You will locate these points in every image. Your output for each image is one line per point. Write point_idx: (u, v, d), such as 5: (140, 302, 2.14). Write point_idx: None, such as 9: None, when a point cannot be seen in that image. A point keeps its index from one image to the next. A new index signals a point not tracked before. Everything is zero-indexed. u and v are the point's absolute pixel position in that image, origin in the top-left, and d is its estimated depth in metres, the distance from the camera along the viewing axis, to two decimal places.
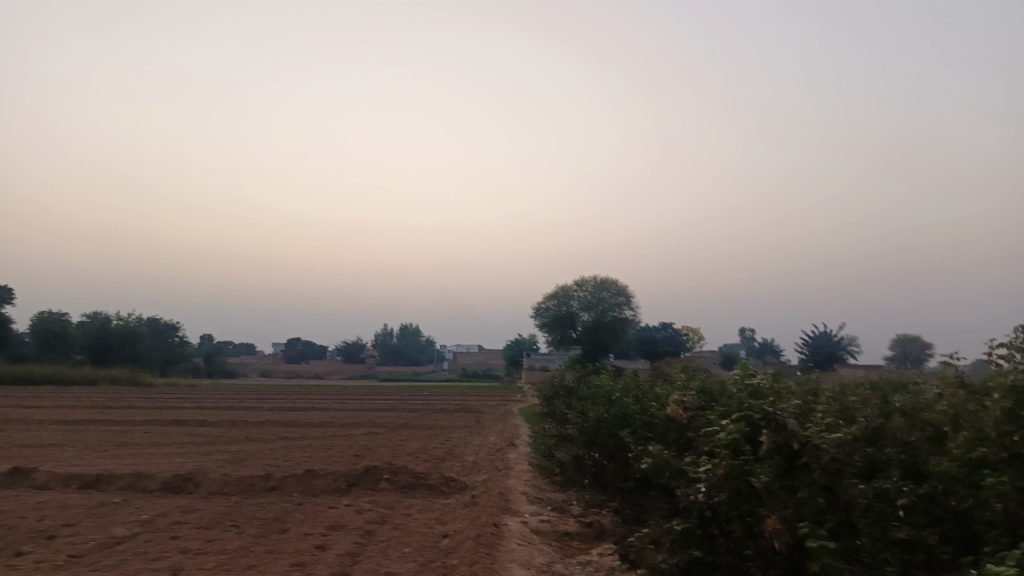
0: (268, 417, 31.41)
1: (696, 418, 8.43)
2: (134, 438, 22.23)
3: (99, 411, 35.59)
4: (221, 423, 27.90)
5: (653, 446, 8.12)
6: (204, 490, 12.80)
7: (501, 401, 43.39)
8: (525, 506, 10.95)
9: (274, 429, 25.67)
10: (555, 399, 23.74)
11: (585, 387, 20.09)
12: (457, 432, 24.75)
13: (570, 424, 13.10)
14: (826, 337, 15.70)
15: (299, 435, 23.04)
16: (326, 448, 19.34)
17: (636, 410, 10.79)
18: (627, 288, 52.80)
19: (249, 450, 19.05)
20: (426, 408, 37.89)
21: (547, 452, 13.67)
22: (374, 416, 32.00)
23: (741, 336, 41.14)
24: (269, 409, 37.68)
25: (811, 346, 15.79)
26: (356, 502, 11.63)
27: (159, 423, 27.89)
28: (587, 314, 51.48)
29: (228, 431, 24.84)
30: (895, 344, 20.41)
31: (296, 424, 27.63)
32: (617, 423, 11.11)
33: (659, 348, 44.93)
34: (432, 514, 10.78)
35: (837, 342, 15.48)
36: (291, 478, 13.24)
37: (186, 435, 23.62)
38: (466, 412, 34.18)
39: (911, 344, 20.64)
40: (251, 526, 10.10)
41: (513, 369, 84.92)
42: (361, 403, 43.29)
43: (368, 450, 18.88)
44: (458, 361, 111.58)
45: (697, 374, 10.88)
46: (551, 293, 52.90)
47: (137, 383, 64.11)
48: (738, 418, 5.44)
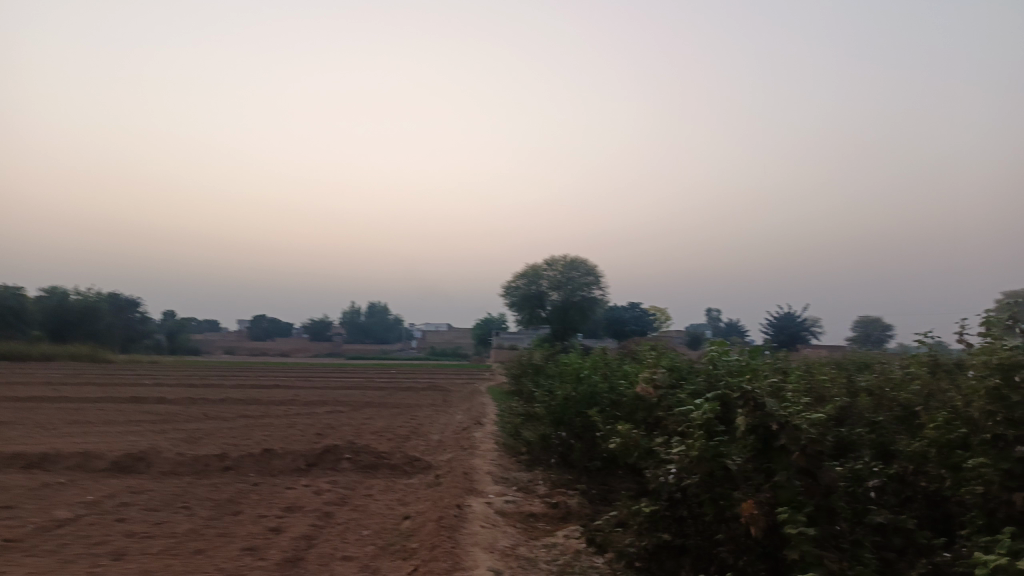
0: (231, 394, 30.78)
1: (665, 396, 8.21)
2: (87, 415, 21.47)
3: (52, 388, 34.43)
4: (181, 400, 27.23)
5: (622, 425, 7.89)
6: (156, 470, 12.29)
7: (468, 379, 43.23)
8: (490, 486, 10.68)
9: (236, 407, 25.08)
10: (523, 377, 23.55)
11: (554, 366, 19.90)
12: (423, 411, 24.42)
13: (538, 403, 12.85)
14: (790, 318, 15.45)
15: (261, 414, 22.49)
16: (287, 427, 18.87)
17: (603, 388, 10.55)
18: (596, 268, 52.77)
19: (207, 429, 18.50)
20: (393, 386, 37.52)
21: (513, 431, 13.40)
22: (340, 394, 31.50)
23: (707, 316, 41.42)
24: (232, 386, 36.92)
25: (774, 328, 15.57)
26: (315, 482, 11.24)
27: (116, 400, 27.09)
28: (556, 294, 51.58)
29: (187, 409, 24.20)
30: (856, 326, 20.23)
31: (259, 402, 27.10)
32: (585, 401, 10.88)
33: (627, 328, 45.09)
34: (394, 494, 10.45)
35: (802, 323, 15.22)
36: (248, 458, 12.79)
37: (142, 412, 22.94)
38: (434, 391, 33.90)
39: (873, 324, 20.05)
40: (203, 508, 9.67)
41: (482, 349, 84.87)
42: (328, 381, 42.74)
43: (332, 429, 18.45)
44: (427, 339, 111.20)
45: (667, 353, 10.69)
46: (521, 272, 52.77)
47: (96, 360, 62.50)
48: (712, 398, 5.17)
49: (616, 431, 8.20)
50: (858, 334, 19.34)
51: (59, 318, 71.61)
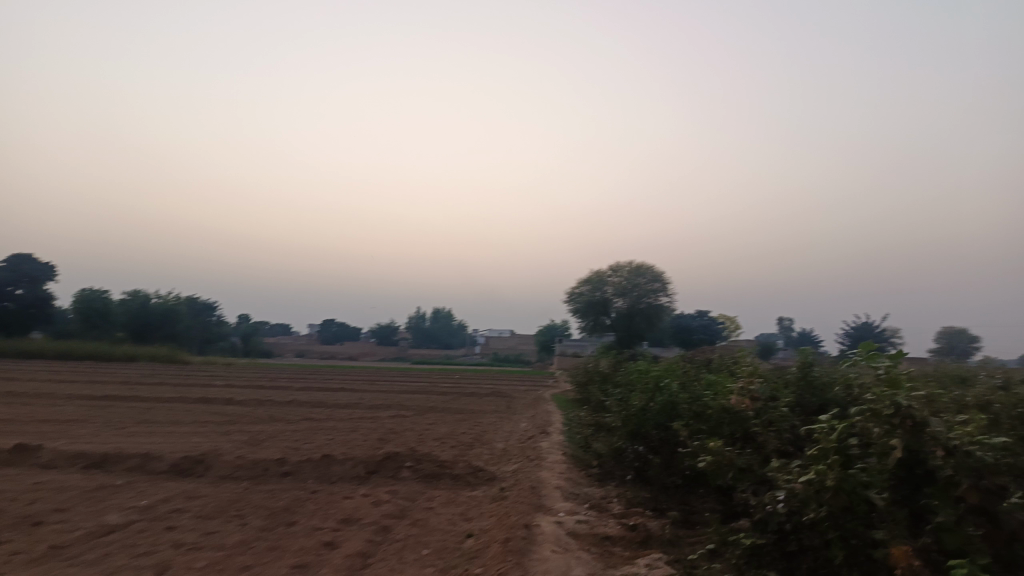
0: (296, 397, 30.80)
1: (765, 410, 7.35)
2: (156, 415, 21.66)
3: (127, 388, 35.42)
4: (247, 402, 27.38)
5: (713, 441, 7.00)
6: (214, 474, 11.93)
7: (532, 386, 42.30)
8: (559, 503, 9.84)
9: (300, 409, 24.97)
10: (589, 384, 22.57)
11: (623, 373, 18.86)
12: (487, 417, 23.67)
13: (610, 413, 11.95)
14: (868, 327, 14.16)
15: (324, 417, 22.23)
16: (349, 431, 18.46)
17: (685, 399, 9.63)
18: (664, 274, 51.07)
19: (270, 431, 18.28)
20: (457, 391, 36.96)
21: (583, 443, 12.50)
22: (403, 399, 31.14)
23: (780, 325, 39.41)
24: (298, 389, 37.17)
25: (853, 337, 14.27)
26: (374, 492, 10.62)
27: (186, 401, 27.44)
28: (620, 301, 49.75)
29: (253, 410, 24.21)
30: (939, 336, 18.48)
31: (324, 405, 26.94)
32: (665, 412, 9.98)
33: (695, 337, 43.33)
34: (457, 508, 9.73)
35: (881, 331, 13.81)
36: (307, 463, 12.30)
37: (209, 413, 23.05)
38: (498, 397, 33.17)
39: (957, 335, 18.28)
40: (256, 517, 9.16)
41: (545, 356, 83.85)
42: (393, 385, 42.66)
43: (393, 434, 17.93)
44: (490, 345, 110.81)
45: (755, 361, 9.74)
46: (584, 279, 51.48)
47: (173, 362, 64.50)
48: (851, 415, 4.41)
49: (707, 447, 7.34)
50: (942, 344, 17.62)
51: (141, 320, 74.42)
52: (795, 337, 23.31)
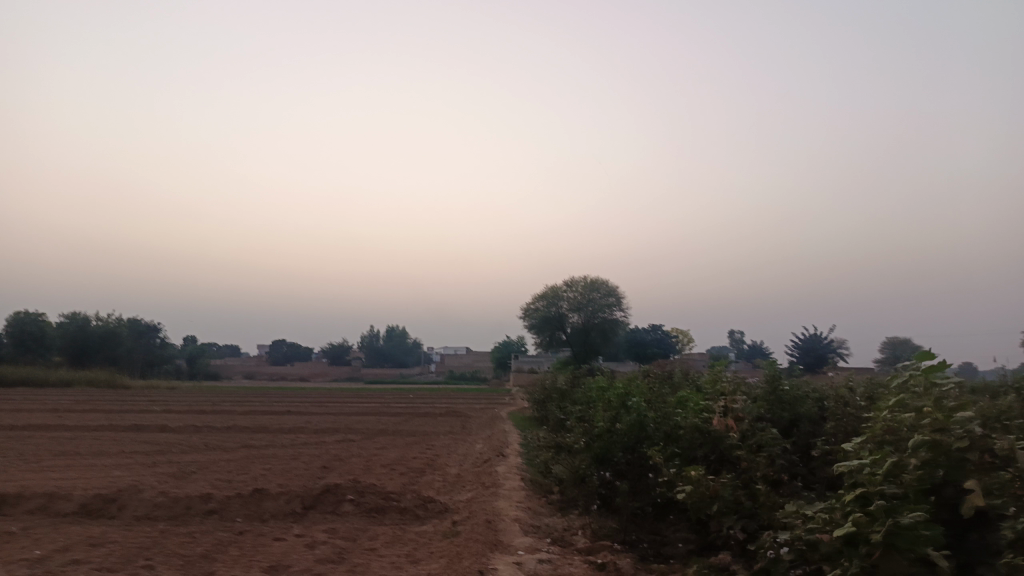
0: (238, 422, 29.06)
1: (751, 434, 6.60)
2: (79, 447, 19.87)
3: (56, 415, 33.00)
4: (183, 429, 25.63)
5: (693, 469, 6.18)
6: (129, 515, 10.56)
7: (488, 404, 41.18)
8: (518, 539, 8.80)
9: (240, 436, 23.37)
10: (546, 402, 21.64)
11: (580, 390, 18.02)
12: (440, 439, 22.51)
13: (571, 433, 11.01)
14: (816, 338, 13.52)
15: (265, 444, 20.77)
16: (290, 460, 17.12)
17: (656, 420, 8.80)
18: (617, 288, 50.68)
19: (202, 462, 16.80)
20: (409, 412, 35.61)
21: (542, 467, 11.49)
22: (352, 421, 29.70)
23: (731, 337, 39.25)
24: (243, 413, 35.31)
25: (800, 349, 13.62)
26: (309, 532, 9.44)
27: (117, 429, 25.55)
28: (576, 316, 49.53)
29: (188, 439, 22.52)
30: (883, 347, 18.11)
31: (267, 430, 25.31)
32: (632, 434, 9.07)
33: (649, 351, 42.89)
34: (403, 549, 8.62)
35: (829, 342, 13.24)
36: (236, 499, 11.02)
37: (140, 442, 21.34)
38: (452, 417, 31.95)
39: (902, 346, 17.92)
40: (168, 568, 7.90)
41: (500, 373, 82.79)
42: (342, 407, 41.00)
43: (338, 462, 16.67)
44: (445, 363, 109.18)
45: (724, 372, 9.01)
46: (539, 295, 50.31)
47: (113, 386, 61.36)
48: (915, 448, 4.40)
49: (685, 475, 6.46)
50: (888, 353, 17.22)
51: (79, 344, 70.93)
52: (747, 349, 22.82)
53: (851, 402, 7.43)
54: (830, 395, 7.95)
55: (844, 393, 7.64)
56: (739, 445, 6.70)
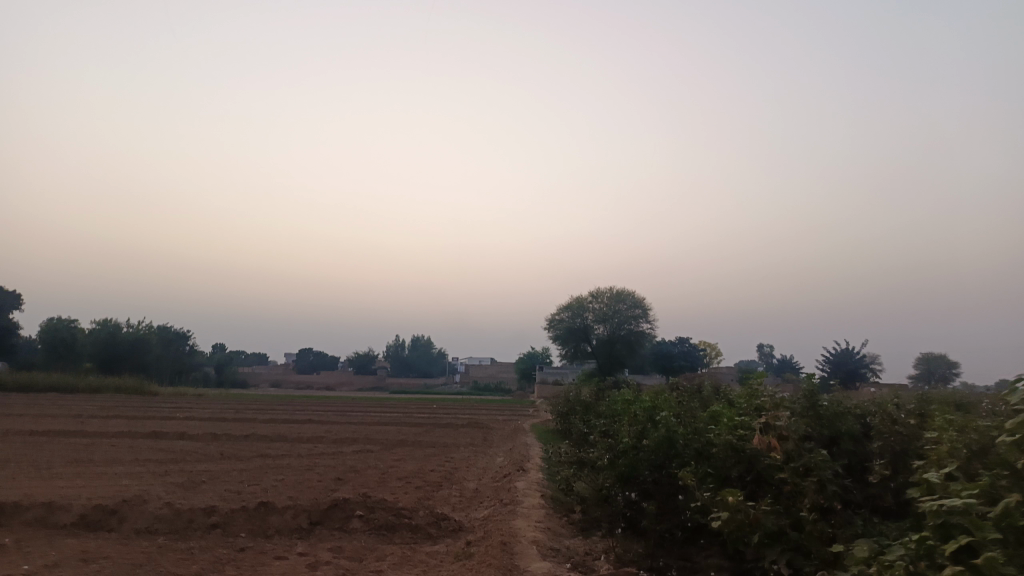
0: (258, 430, 28.71)
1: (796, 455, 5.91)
2: (95, 454, 19.58)
3: (79, 421, 33.05)
4: (201, 437, 25.33)
5: (732, 493, 5.51)
6: (128, 528, 10.09)
7: (512, 416, 40.44)
8: (535, 563, 8.13)
9: (257, 445, 22.96)
10: (570, 415, 20.92)
11: (606, 402, 17.28)
12: (460, 452, 21.87)
13: (595, 448, 10.37)
14: (847, 353, 12.74)
15: (282, 454, 20.32)
16: (304, 471, 16.61)
17: (687, 437, 8.14)
18: (644, 300, 49.63)
19: (214, 472, 16.37)
20: (432, 422, 35.04)
21: (563, 485, 10.80)
22: (373, 432, 29.20)
23: (760, 351, 37.99)
24: (264, 421, 35.04)
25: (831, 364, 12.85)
26: (313, 550, 8.86)
27: (136, 436, 25.31)
28: (602, 327, 48.63)
29: (205, 447, 22.16)
30: (917, 361, 17.14)
31: (285, 439, 24.92)
32: (659, 452, 8.34)
33: (676, 364, 41.81)
34: (411, 571, 8.01)
35: (860, 357, 12.39)
36: (240, 513, 10.50)
37: (156, 450, 21.00)
38: (474, 429, 31.27)
39: (938, 361, 16.97)
40: None
41: (524, 384, 81.99)
42: (365, 416, 40.55)
43: (353, 474, 16.13)
44: (470, 374, 108.65)
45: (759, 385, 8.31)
46: (564, 305, 49.64)
47: (141, 393, 61.66)
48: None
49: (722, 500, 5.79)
50: (921, 370, 16.22)
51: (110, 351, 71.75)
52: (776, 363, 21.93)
53: (901, 418, 6.78)
54: (873, 410, 7.28)
55: (889, 409, 6.99)
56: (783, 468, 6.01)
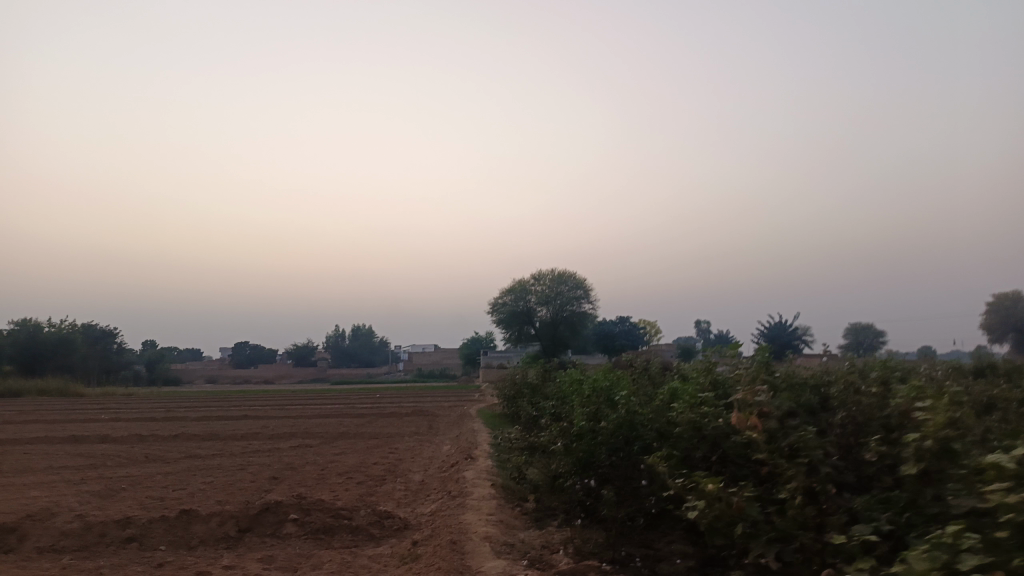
0: (189, 430, 27.17)
1: (780, 433, 5.36)
2: (4, 463, 17.95)
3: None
4: (126, 439, 23.69)
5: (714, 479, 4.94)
6: (29, 547, 8.95)
7: (456, 402, 39.73)
8: (488, 562, 7.45)
9: (187, 445, 21.58)
10: (517, 399, 20.34)
11: (553, 384, 16.75)
12: (405, 442, 21.07)
13: (547, 432, 9.79)
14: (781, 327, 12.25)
15: (213, 453, 19.09)
16: (236, 471, 15.52)
17: (648, 417, 7.62)
18: (585, 281, 49.71)
19: (137, 477, 15.09)
20: (375, 412, 34.04)
21: (515, 472, 10.14)
22: (313, 425, 28.05)
23: (699, 327, 38.32)
24: (197, 419, 33.29)
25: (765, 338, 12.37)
26: (241, 562, 7.97)
27: (53, 441, 23.49)
28: (545, 310, 48.27)
29: (129, 450, 20.66)
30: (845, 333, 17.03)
31: (219, 438, 23.58)
32: (618, 435, 7.79)
33: (617, 344, 41.95)
34: None
35: (795, 330, 12.00)
36: (160, 523, 9.48)
37: (74, 456, 19.45)
38: (418, 417, 30.42)
39: (863, 332, 16.90)
40: None
41: (469, 369, 81.46)
42: (304, 409, 39.12)
43: (290, 471, 15.16)
44: (413, 361, 107.49)
45: (714, 362, 7.82)
46: (507, 288, 49.15)
47: (66, 395, 58.31)
48: None
49: (701, 486, 5.21)
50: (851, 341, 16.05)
51: (32, 353, 67.54)
52: (718, 340, 21.80)
53: (863, 387, 6.44)
54: (834, 380, 6.95)
55: (852, 379, 6.65)
56: (764, 449, 5.36)
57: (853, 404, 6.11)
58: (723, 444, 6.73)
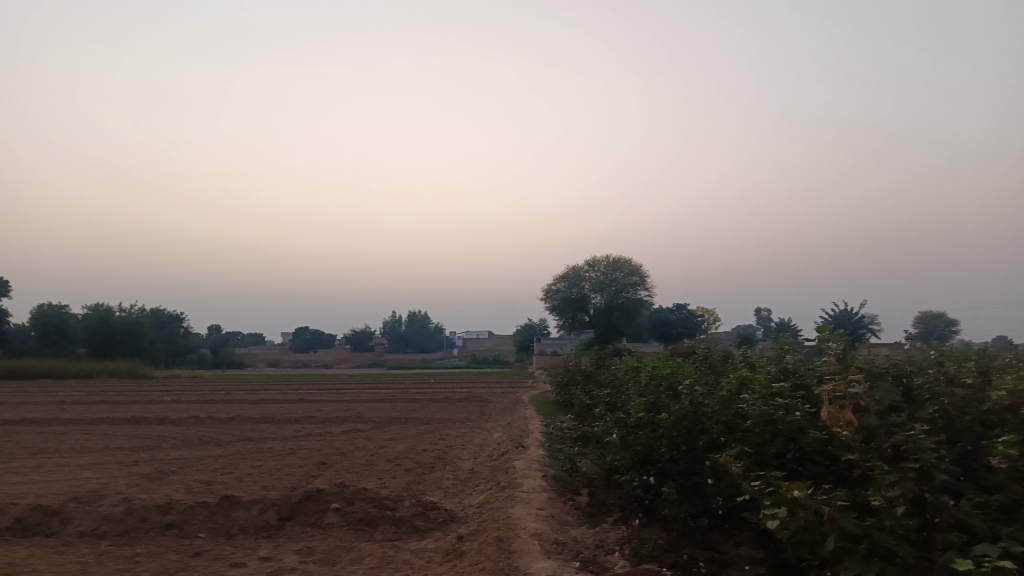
0: (245, 412, 27.44)
1: (878, 432, 4.60)
2: (65, 444, 18.27)
3: (59, 408, 31.66)
4: (184, 421, 24.01)
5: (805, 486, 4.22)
6: (70, 532, 8.80)
7: (509, 389, 39.33)
8: (538, 562, 6.87)
9: (241, 427, 21.69)
10: (571, 386, 19.71)
11: (607, 372, 16.05)
12: (456, 428, 20.69)
13: (601, 422, 9.15)
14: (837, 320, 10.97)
15: (265, 437, 19.05)
16: (285, 455, 15.35)
17: (714, 409, 6.91)
18: (641, 267, 48.59)
19: (188, 459, 15.07)
20: (428, 398, 33.89)
21: (567, 465, 9.53)
22: (366, 410, 28.01)
23: (758, 314, 36.81)
24: (254, 402, 33.67)
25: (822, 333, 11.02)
26: (278, 554, 7.60)
27: (114, 422, 23.95)
28: (599, 297, 47.39)
29: (185, 432, 20.84)
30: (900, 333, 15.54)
31: (273, 421, 23.70)
32: (681, 428, 7.09)
33: (674, 331, 40.79)
34: None
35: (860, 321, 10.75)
36: (201, 509, 9.24)
37: (132, 437, 19.70)
38: (471, 403, 30.06)
39: None
40: None
41: (522, 355, 81.16)
42: (359, 394, 39.26)
43: (339, 457, 14.91)
44: (467, 347, 107.67)
45: (784, 349, 7.06)
46: (561, 274, 48.56)
47: (135, 377, 60.31)
48: None
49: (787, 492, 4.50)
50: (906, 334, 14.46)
51: (104, 336, 70.00)
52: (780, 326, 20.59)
53: (957, 377, 5.66)
54: (926, 369, 6.13)
55: (950, 368, 5.83)
56: (858, 450, 4.61)
57: (943, 398, 5.37)
58: (800, 441, 6.01)
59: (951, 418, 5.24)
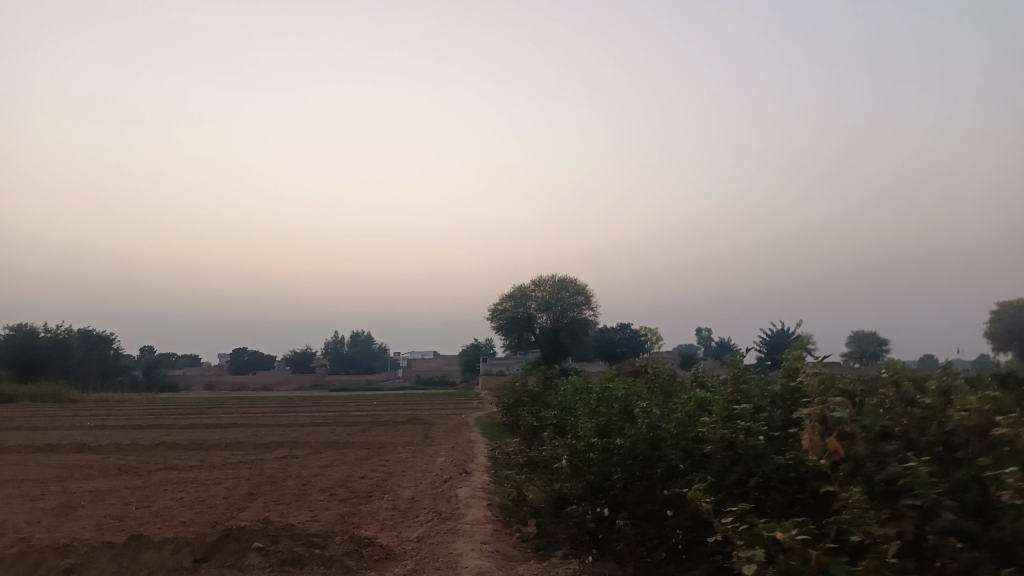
0: (175, 438, 25.87)
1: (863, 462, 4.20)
2: None
3: None
4: (105, 448, 22.39)
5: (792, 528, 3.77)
6: None
7: (454, 410, 38.45)
8: None
9: (167, 455, 20.30)
10: (517, 408, 19.11)
11: (554, 393, 15.53)
12: (397, 452, 19.83)
13: (549, 447, 8.57)
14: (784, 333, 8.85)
15: (192, 465, 17.80)
16: (212, 485, 14.27)
17: (671, 434, 6.42)
18: (587, 287, 48.56)
19: (102, 491, 13.84)
20: (370, 420, 32.75)
21: (513, 493, 8.91)
22: (304, 434, 26.76)
23: (700, 335, 36.96)
24: (184, 427, 31.85)
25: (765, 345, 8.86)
26: None
27: (27, 450, 22.16)
28: (545, 316, 47.05)
29: (105, 460, 19.37)
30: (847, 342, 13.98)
31: (202, 447, 22.31)
32: (637, 454, 6.59)
33: (619, 350, 40.69)
34: None
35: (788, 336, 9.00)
36: (105, 550, 8.25)
37: (45, 467, 18.18)
38: (415, 426, 29.11)
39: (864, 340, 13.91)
40: None
41: (468, 375, 80.32)
42: (298, 417, 37.72)
43: (270, 486, 13.92)
44: (413, 368, 106.02)
45: (740, 367, 6.62)
46: (507, 294, 48.08)
47: (60, 401, 56.99)
48: None
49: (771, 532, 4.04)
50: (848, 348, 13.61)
51: (28, 357, 66.10)
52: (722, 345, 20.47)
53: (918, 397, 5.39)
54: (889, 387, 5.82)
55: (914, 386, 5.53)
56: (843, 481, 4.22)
57: (906, 418, 5.06)
58: (763, 466, 5.56)
59: (916, 440, 4.91)
